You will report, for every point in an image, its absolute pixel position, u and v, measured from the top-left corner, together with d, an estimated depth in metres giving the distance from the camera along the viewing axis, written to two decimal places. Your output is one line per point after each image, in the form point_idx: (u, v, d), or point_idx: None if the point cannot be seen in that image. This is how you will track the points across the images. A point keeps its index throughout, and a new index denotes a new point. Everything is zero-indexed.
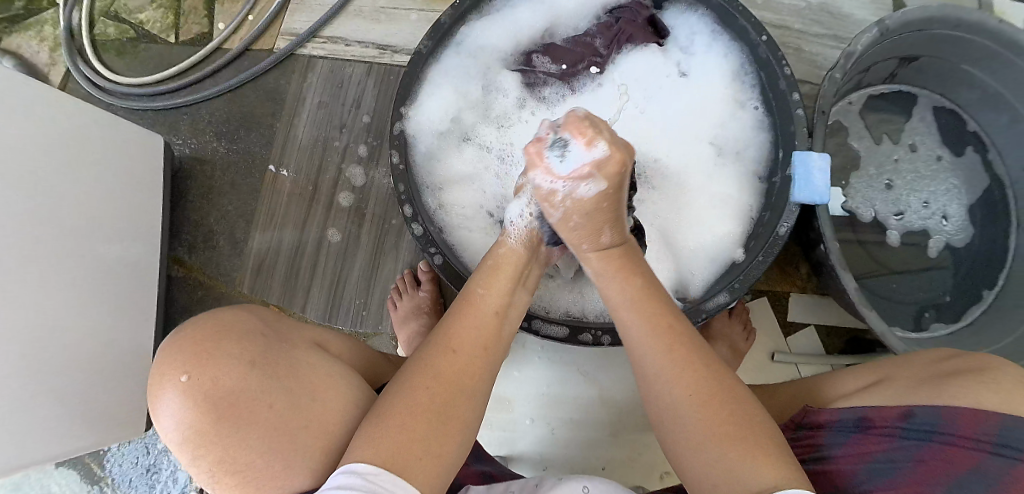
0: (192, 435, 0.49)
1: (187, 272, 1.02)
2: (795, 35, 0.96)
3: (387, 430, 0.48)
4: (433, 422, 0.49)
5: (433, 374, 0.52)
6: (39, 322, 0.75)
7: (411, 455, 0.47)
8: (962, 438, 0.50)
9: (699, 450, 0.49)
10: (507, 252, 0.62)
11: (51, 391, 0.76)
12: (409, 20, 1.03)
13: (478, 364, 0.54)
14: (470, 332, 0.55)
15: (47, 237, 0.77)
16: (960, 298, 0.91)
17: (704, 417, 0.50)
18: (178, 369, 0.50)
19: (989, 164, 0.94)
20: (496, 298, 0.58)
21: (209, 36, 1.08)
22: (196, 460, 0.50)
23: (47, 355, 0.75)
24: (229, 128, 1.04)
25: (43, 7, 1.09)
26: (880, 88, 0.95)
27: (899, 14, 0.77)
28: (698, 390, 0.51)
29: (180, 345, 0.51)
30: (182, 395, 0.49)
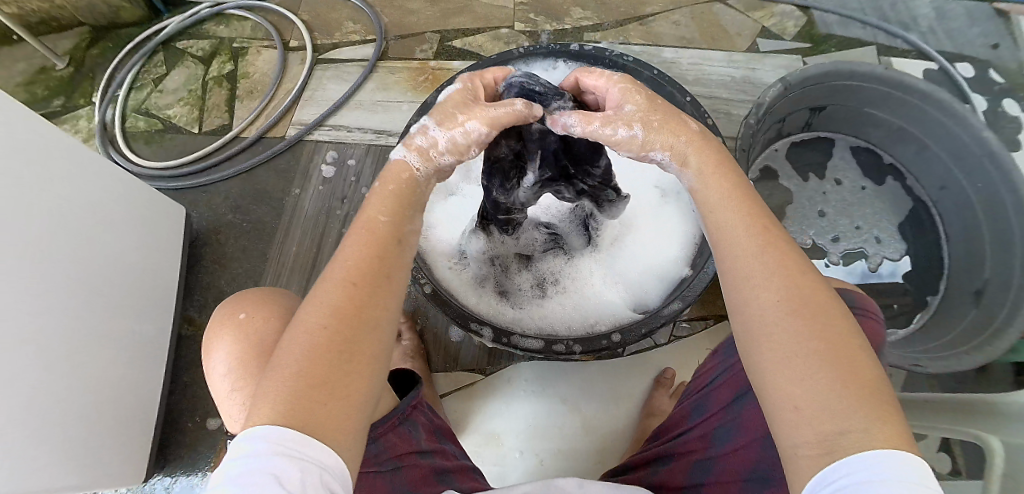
0: (239, 361, 0.71)
1: (196, 330, 1.10)
2: (725, 103, 1.14)
3: (284, 376, 0.49)
4: (337, 361, 0.50)
5: (329, 312, 0.52)
6: (52, 350, 0.82)
7: (316, 400, 0.49)
8: (865, 314, 0.71)
9: (785, 357, 0.52)
10: (409, 178, 0.61)
11: (48, 418, 0.81)
12: (400, 110, 1.22)
13: (377, 289, 0.54)
14: (361, 264, 0.55)
15: (71, 278, 0.86)
16: (909, 307, 1.01)
17: (821, 349, 0.51)
18: (241, 311, 0.74)
19: (910, 190, 1.08)
20: (398, 225, 0.58)
21: (227, 127, 1.25)
22: (234, 383, 0.70)
23: (52, 381, 0.82)
24: (243, 203, 1.18)
25: (80, 105, 1.28)
26: (798, 135, 1.11)
27: (799, 73, 0.93)
28: (824, 324, 0.52)
29: (239, 302, 0.76)
30: (241, 327, 0.73)
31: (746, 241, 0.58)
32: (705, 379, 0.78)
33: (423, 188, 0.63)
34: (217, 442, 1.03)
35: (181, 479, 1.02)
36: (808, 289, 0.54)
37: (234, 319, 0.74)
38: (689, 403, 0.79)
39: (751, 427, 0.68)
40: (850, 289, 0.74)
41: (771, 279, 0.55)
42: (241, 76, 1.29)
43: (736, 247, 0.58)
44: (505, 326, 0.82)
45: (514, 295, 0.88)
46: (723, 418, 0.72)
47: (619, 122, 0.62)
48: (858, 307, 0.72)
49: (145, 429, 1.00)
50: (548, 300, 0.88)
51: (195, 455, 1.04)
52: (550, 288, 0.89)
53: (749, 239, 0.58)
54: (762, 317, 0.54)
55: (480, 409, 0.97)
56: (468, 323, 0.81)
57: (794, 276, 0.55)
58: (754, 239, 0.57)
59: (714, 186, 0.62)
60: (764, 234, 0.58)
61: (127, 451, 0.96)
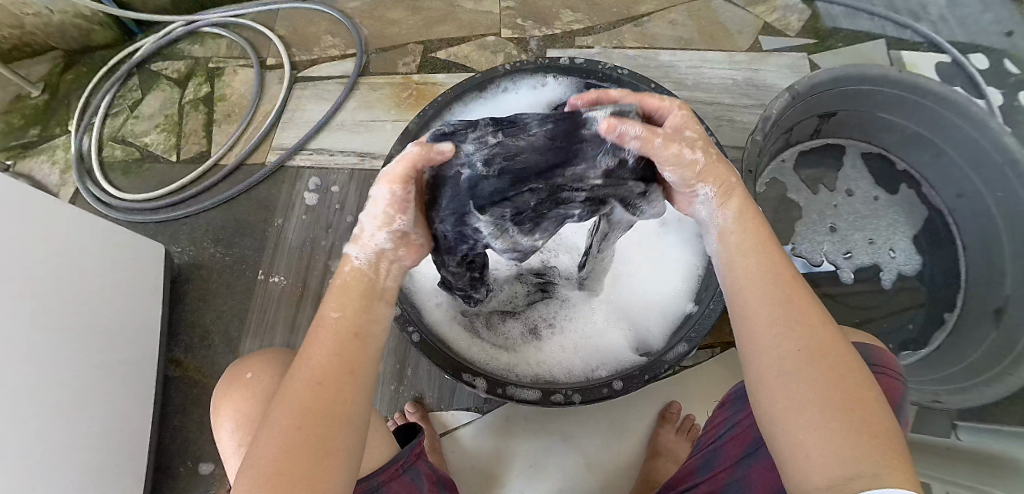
0: (243, 422, 0.69)
1: (183, 372, 1.06)
2: (726, 109, 1.07)
3: (259, 474, 0.49)
4: (310, 460, 0.50)
5: (298, 412, 0.52)
6: (36, 409, 0.78)
7: (292, 493, 0.48)
8: (886, 368, 0.67)
9: (796, 406, 0.51)
10: (352, 270, 0.60)
11: (43, 478, 0.78)
12: (384, 130, 1.16)
13: (344, 386, 0.54)
14: (325, 362, 0.54)
15: (51, 331, 0.82)
16: (925, 327, 0.96)
17: (833, 398, 0.50)
18: (248, 369, 0.71)
19: (924, 196, 1.02)
20: (352, 319, 0.57)
21: (206, 154, 1.20)
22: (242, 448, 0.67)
23: (39, 441, 0.78)
24: (225, 235, 1.13)
25: (54, 134, 1.22)
26: (807, 143, 1.04)
27: (806, 80, 0.87)
28: (839, 373, 0.51)
29: (243, 363, 0.73)
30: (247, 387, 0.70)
31: (765, 293, 0.56)
32: (714, 431, 0.75)
33: (376, 278, 0.60)
34: (212, 487, 1.00)
35: None
36: (826, 338, 0.53)
37: (241, 380, 0.71)
38: (698, 456, 0.75)
39: (764, 483, 0.66)
40: (869, 345, 0.70)
41: (778, 329, 0.54)
42: (218, 98, 1.23)
43: (750, 300, 0.56)
44: (499, 376, 0.78)
45: (510, 336, 0.84)
46: (733, 473, 0.69)
47: (684, 144, 0.60)
48: (874, 364, 0.67)
49: (136, 479, 0.96)
50: (546, 341, 0.84)
51: None
52: (546, 330, 0.85)
53: (764, 292, 0.56)
54: (780, 365, 0.52)
55: (478, 448, 0.93)
56: (459, 373, 0.77)
57: (812, 329, 0.53)
58: (778, 289, 0.56)
59: (750, 238, 0.60)
60: (782, 289, 0.56)
61: None
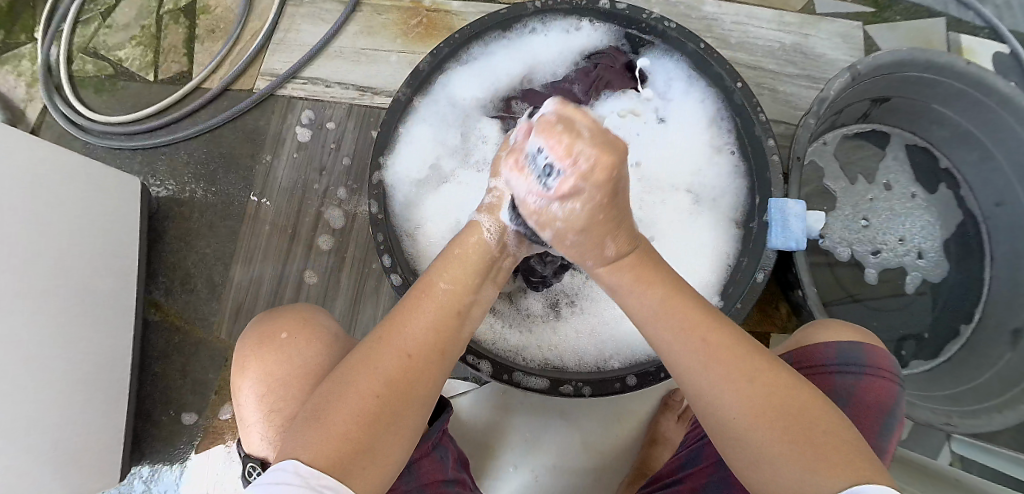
0: (269, 386, 0.60)
1: (163, 316, 1.00)
2: (769, 77, 0.98)
3: (324, 429, 0.45)
4: (378, 428, 0.46)
5: (383, 376, 0.47)
6: (9, 367, 0.73)
7: (355, 461, 0.44)
8: (881, 370, 0.63)
9: (765, 443, 0.46)
10: (477, 242, 0.57)
11: (17, 439, 0.74)
12: (387, 62, 1.04)
13: (433, 367, 0.50)
14: (423, 334, 0.50)
15: (20, 284, 0.76)
16: (938, 334, 0.95)
17: (787, 448, 0.45)
18: (281, 326, 0.63)
19: (962, 200, 0.98)
20: (461, 296, 0.53)
21: (188, 75, 1.08)
22: (266, 416, 0.59)
23: (14, 401, 0.74)
24: (208, 171, 1.03)
25: (20, 41, 1.09)
26: (855, 127, 1.00)
27: (869, 61, 0.81)
28: (785, 423, 0.46)
29: (275, 319, 0.64)
30: (274, 350, 0.61)
31: (688, 350, 0.50)
32: (698, 432, 0.70)
33: (498, 255, 0.58)
34: (195, 438, 0.97)
35: (162, 471, 0.97)
36: (769, 385, 0.47)
37: (273, 340, 0.62)
38: (682, 455, 0.71)
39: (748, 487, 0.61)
40: (864, 343, 0.64)
41: (716, 381, 0.48)
42: (202, 10, 1.09)
43: (677, 361, 0.50)
44: (504, 359, 0.74)
45: (524, 311, 0.79)
46: (717, 471, 0.65)
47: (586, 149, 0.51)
48: (863, 367, 0.62)
49: (116, 429, 0.92)
50: (557, 323, 0.79)
51: (173, 450, 0.97)
52: (566, 310, 0.80)
53: (686, 352, 0.50)
54: (725, 426, 0.48)
55: (474, 419, 0.90)
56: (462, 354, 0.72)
57: (750, 380, 0.48)
58: (688, 347, 0.50)
59: (649, 295, 0.53)
60: (705, 345, 0.49)
61: (104, 452, 0.90)
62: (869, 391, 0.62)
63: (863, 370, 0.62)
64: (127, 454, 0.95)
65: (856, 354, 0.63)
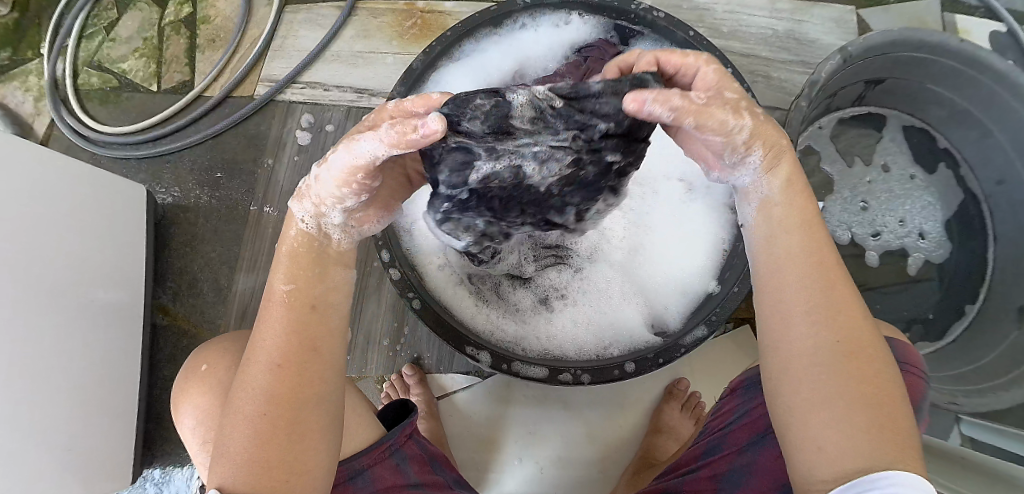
0: (203, 417, 0.63)
1: (171, 321, 1.02)
2: (764, 63, 0.99)
3: (229, 459, 0.48)
4: (283, 443, 0.48)
5: (263, 397, 0.48)
6: (25, 372, 0.76)
7: (274, 477, 0.47)
8: (914, 367, 0.63)
9: (822, 410, 0.46)
10: (297, 234, 0.53)
11: (33, 442, 0.76)
12: (385, 64, 1.05)
13: (309, 368, 0.50)
14: (289, 344, 0.50)
15: (34, 292, 0.78)
16: (943, 315, 0.94)
17: (858, 393, 0.46)
18: (202, 360, 0.66)
19: (962, 180, 0.98)
20: (308, 291, 0.52)
21: (190, 84, 1.10)
22: (203, 446, 0.63)
23: (30, 405, 0.76)
24: (211, 176, 1.05)
25: (28, 58, 1.11)
26: (850, 110, 0.99)
27: (860, 41, 0.81)
28: (874, 368, 0.47)
29: (202, 351, 0.67)
30: (205, 380, 0.64)
31: (809, 273, 0.49)
32: (722, 419, 0.68)
33: (321, 240, 0.54)
34: None
35: (173, 474, 0.99)
36: (861, 328, 0.48)
37: (196, 373, 0.65)
38: (704, 441, 0.69)
39: (766, 473, 0.60)
40: (895, 339, 0.65)
41: (816, 314, 0.48)
42: (201, 20, 1.11)
43: (789, 282, 0.50)
44: (504, 349, 0.74)
45: (519, 304, 0.80)
46: (738, 459, 0.63)
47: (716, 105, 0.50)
48: (900, 362, 0.63)
49: (127, 433, 0.94)
50: (554, 313, 0.79)
51: (184, 452, 0.99)
52: (559, 305, 0.80)
53: (807, 275, 0.49)
54: (811, 352, 0.47)
55: (479, 413, 0.91)
56: (463, 346, 0.73)
57: (841, 320, 0.48)
58: (817, 271, 0.49)
59: (799, 212, 0.52)
60: (823, 271, 0.49)
61: (117, 454, 0.92)
62: (909, 385, 0.61)
63: (901, 365, 0.62)
64: (139, 457, 0.97)
65: (893, 349, 0.63)
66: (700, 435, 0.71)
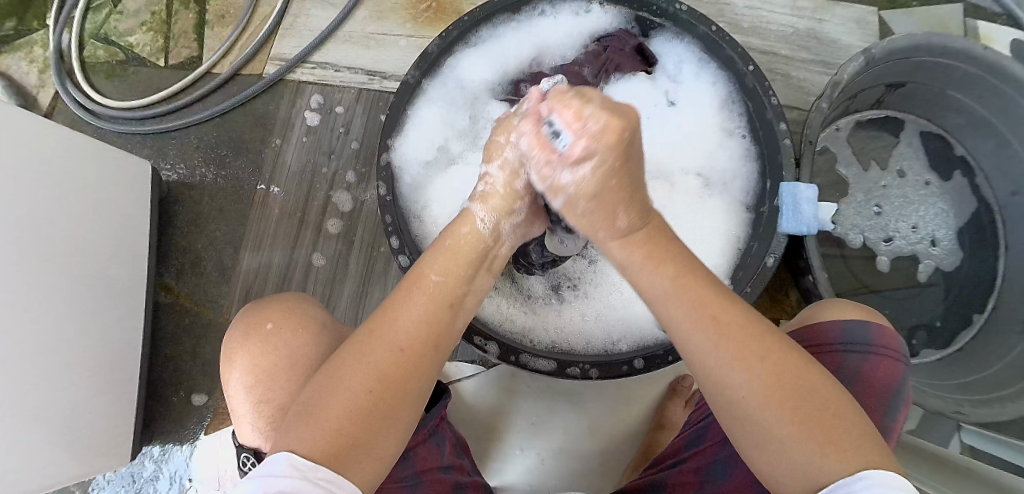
0: (256, 377, 0.62)
1: (174, 298, 1.01)
2: (782, 61, 0.97)
3: (315, 424, 0.44)
4: (373, 423, 0.45)
5: (376, 373, 0.46)
6: (24, 348, 0.75)
7: (354, 456, 0.44)
8: (887, 348, 0.62)
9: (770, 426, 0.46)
10: (469, 233, 0.55)
11: (30, 418, 0.75)
12: (397, 46, 1.04)
13: (425, 361, 0.48)
14: (420, 330, 0.49)
15: (35, 267, 0.77)
16: (950, 323, 0.93)
17: (784, 409, 0.45)
18: (267, 316, 0.63)
19: (976, 188, 0.97)
20: (453, 288, 0.52)
21: (198, 60, 1.08)
22: (257, 405, 0.61)
23: (28, 381, 0.75)
24: (217, 155, 1.04)
25: (33, 28, 1.09)
26: (868, 114, 0.99)
27: (883, 44, 0.80)
28: (777, 376, 0.47)
29: (262, 307, 0.65)
30: (270, 336, 0.62)
31: (679, 303, 0.50)
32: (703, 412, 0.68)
33: (488, 242, 0.56)
34: (205, 419, 0.98)
35: (173, 452, 0.98)
36: (767, 356, 0.47)
37: (260, 330, 0.63)
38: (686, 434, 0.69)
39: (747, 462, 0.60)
40: (869, 320, 0.63)
41: (719, 352, 0.48)
42: None
43: (669, 317, 0.50)
44: (513, 340, 0.74)
45: (529, 293, 0.79)
46: (720, 450, 0.63)
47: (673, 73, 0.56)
48: (870, 346, 0.62)
49: (126, 410, 0.93)
50: (562, 305, 0.78)
51: (184, 431, 0.98)
52: (570, 294, 0.80)
53: (679, 306, 0.50)
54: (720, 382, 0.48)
55: (481, 402, 0.90)
56: (471, 336, 0.72)
57: (733, 341, 0.48)
58: (682, 301, 0.50)
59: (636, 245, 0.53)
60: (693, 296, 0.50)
61: (115, 432, 0.91)
62: (879, 369, 0.62)
63: (869, 350, 0.62)
64: (138, 436, 0.96)
65: (861, 332, 0.62)
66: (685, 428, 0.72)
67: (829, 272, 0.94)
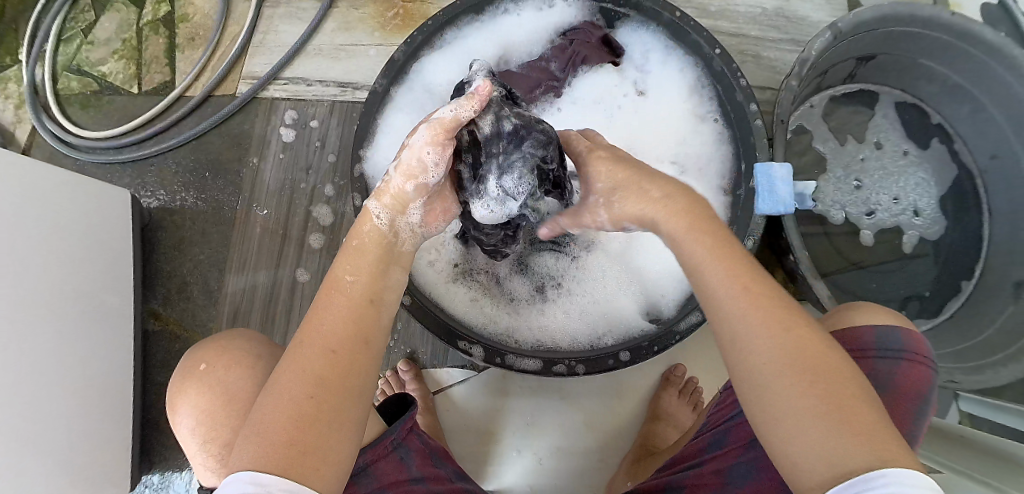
0: (203, 418, 0.62)
1: (163, 324, 1.01)
2: (752, 43, 0.97)
3: (261, 439, 0.44)
4: (318, 426, 0.45)
5: (312, 378, 0.46)
6: (19, 381, 0.75)
7: (305, 461, 0.44)
8: (918, 356, 0.62)
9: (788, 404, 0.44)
10: (371, 231, 0.55)
11: (29, 453, 0.75)
12: (367, 56, 1.04)
13: (358, 360, 0.48)
14: (343, 328, 0.49)
15: (25, 302, 0.77)
16: (938, 291, 0.93)
17: (820, 401, 0.43)
18: (201, 359, 0.64)
19: (955, 155, 0.97)
20: (369, 286, 0.52)
21: (171, 84, 1.08)
22: (203, 445, 0.62)
23: (24, 415, 0.75)
24: (197, 178, 1.04)
25: (5, 64, 1.09)
26: (841, 88, 0.98)
27: (850, 17, 0.80)
28: (823, 386, 0.44)
29: (200, 350, 0.66)
30: (207, 377, 0.63)
31: (740, 292, 0.48)
32: (723, 413, 0.67)
33: (392, 239, 0.56)
34: None
35: (174, 477, 0.98)
36: (806, 344, 0.46)
37: (195, 371, 0.64)
38: (707, 435, 0.68)
39: (774, 468, 0.60)
40: (900, 327, 0.62)
41: (757, 329, 0.46)
42: (180, 19, 1.09)
43: (731, 297, 0.48)
44: (496, 342, 0.74)
45: (512, 293, 0.79)
46: (743, 454, 0.63)
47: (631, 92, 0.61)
48: (903, 351, 0.61)
49: (123, 439, 0.93)
50: (547, 303, 0.78)
51: (183, 457, 0.99)
52: (553, 293, 0.79)
53: (733, 300, 0.48)
54: (762, 370, 0.46)
55: (479, 407, 0.90)
56: (454, 341, 0.72)
57: (760, 311, 0.47)
58: (744, 295, 0.48)
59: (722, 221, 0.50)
60: (749, 292, 0.47)
61: (115, 460, 0.91)
62: (907, 376, 0.61)
63: (901, 354, 0.61)
64: (137, 464, 0.96)
65: (893, 338, 0.61)
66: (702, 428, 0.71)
67: (813, 250, 0.94)
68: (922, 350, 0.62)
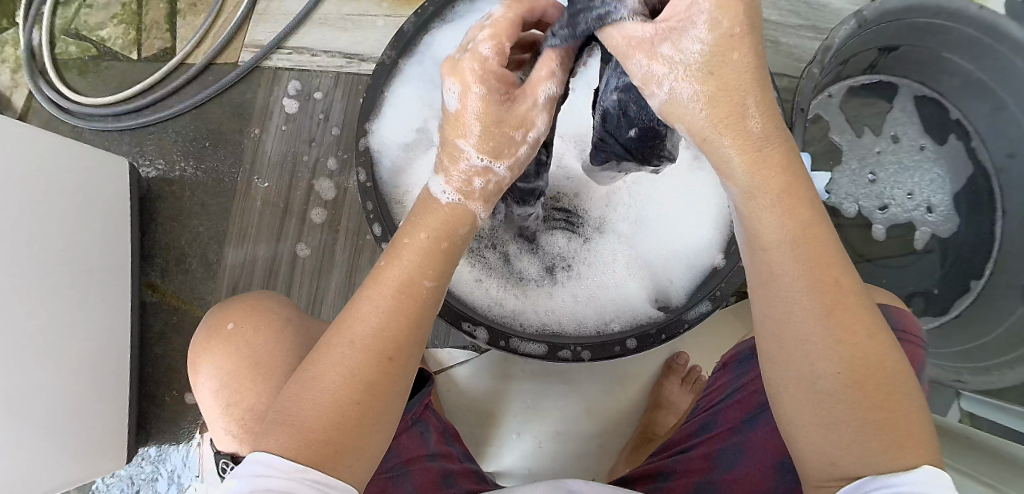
0: (226, 381, 0.61)
1: (161, 297, 0.99)
2: (771, 28, 0.95)
3: (293, 428, 0.44)
4: (355, 424, 0.45)
5: (356, 374, 0.45)
6: (15, 353, 0.74)
7: (337, 456, 0.44)
8: (910, 334, 0.61)
9: (821, 391, 0.44)
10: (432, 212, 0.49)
11: (24, 426, 0.74)
12: (374, 27, 1.01)
13: (404, 360, 0.47)
14: (392, 325, 0.46)
15: (21, 272, 0.75)
16: (947, 291, 0.92)
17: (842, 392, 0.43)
18: (230, 317, 0.63)
19: (972, 151, 0.95)
20: (432, 284, 0.49)
21: (172, 52, 1.05)
22: (226, 409, 0.60)
23: (19, 387, 0.74)
24: (198, 148, 1.01)
25: (2, 27, 1.06)
26: (860, 79, 0.95)
27: (876, 5, 0.77)
28: (867, 367, 0.43)
29: (227, 307, 0.64)
30: (232, 339, 0.61)
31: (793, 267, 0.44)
32: (715, 396, 0.67)
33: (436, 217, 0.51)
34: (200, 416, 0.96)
35: (170, 452, 0.97)
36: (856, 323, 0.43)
37: (221, 331, 0.62)
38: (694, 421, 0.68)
39: (764, 450, 0.59)
40: (889, 306, 0.62)
41: (806, 308, 0.43)
42: None
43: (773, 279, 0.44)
44: (501, 325, 0.72)
45: (518, 273, 0.77)
46: (731, 437, 0.62)
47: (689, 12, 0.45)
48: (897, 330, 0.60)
49: (119, 413, 0.91)
50: (553, 286, 0.77)
51: (178, 430, 0.97)
52: (561, 275, 0.77)
53: (790, 276, 0.44)
54: (785, 363, 0.44)
55: (480, 389, 0.89)
56: (458, 322, 0.71)
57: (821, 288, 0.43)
58: (810, 279, 0.43)
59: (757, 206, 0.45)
60: (804, 272, 0.43)
61: (112, 432, 0.90)
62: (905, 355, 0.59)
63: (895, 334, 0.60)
64: (133, 437, 0.95)
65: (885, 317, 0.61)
66: (691, 415, 0.70)
67: None
68: (912, 326, 0.62)
